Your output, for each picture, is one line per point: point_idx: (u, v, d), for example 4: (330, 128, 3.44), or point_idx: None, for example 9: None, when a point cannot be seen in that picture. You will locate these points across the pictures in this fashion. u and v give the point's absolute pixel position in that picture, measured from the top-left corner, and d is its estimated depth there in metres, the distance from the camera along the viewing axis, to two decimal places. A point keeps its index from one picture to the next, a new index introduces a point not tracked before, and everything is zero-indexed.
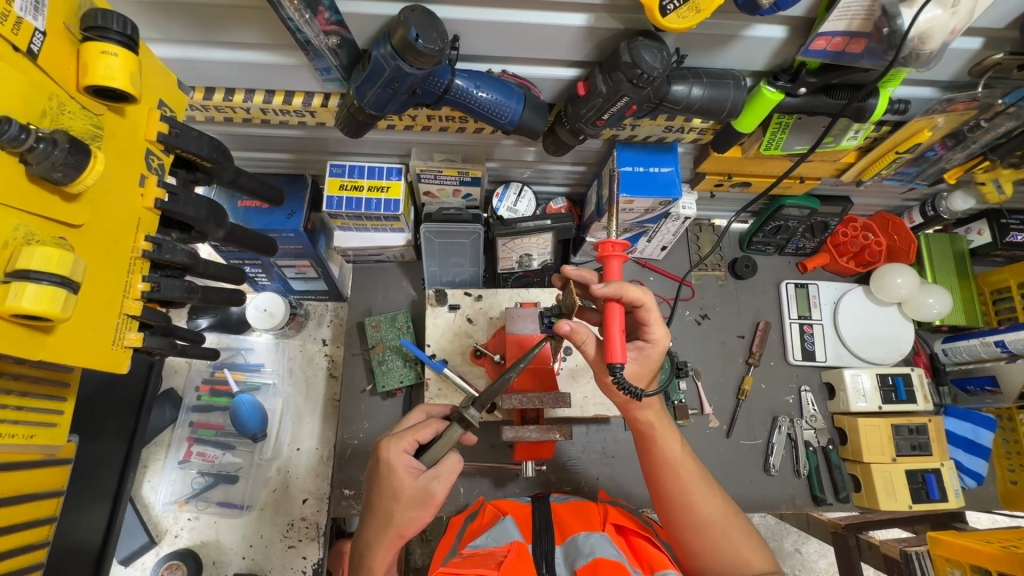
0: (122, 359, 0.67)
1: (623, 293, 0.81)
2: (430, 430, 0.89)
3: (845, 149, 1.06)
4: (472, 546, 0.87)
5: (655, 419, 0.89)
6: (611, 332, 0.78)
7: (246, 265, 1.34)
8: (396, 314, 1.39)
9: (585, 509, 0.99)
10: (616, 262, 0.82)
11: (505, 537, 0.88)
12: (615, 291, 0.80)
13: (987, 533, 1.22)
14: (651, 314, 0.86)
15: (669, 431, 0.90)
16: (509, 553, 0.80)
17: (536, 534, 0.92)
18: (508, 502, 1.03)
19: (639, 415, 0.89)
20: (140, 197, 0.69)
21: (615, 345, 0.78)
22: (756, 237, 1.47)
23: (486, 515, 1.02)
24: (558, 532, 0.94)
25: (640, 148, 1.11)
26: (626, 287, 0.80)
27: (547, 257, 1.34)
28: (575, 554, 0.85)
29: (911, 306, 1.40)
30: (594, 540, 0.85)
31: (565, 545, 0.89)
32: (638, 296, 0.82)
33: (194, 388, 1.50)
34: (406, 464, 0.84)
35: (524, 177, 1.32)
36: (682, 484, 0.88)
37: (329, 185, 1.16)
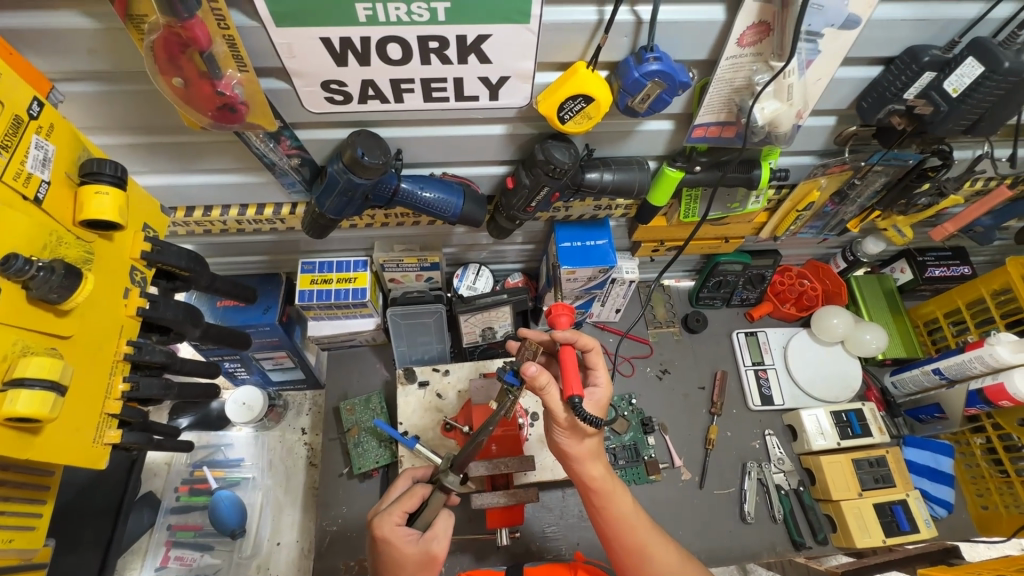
0: (99, 455, 0.73)
1: (576, 339, 0.95)
2: (416, 498, 0.89)
3: (753, 212, 1.21)
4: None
5: (607, 474, 0.94)
6: (569, 368, 0.87)
7: (226, 360, 1.42)
8: (370, 395, 1.45)
9: (555, 567, 1.02)
10: (566, 318, 0.93)
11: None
12: (571, 336, 0.94)
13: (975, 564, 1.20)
14: (597, 357, 0.99)
15: (619, 490, 0.94)
16: None
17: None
18: (484, 573, 1.04)
19: (590, 472, 0.93)
20: (123, 307, 0.79)
21: (572, 380, 0.86)
22: (702, 293, 1.60)
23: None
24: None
25: (576, 225, 1.26)
26: (579, 335, 0.96)
27: (509, 328, 1.43)
28: None
29: (852, 343, 1.51)
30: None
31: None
32: (587, 341, 0.97)
33: (174, 489, 1.51)
34: (405, 534, 0.84)
35: (481, 258, 1.46)
36: (639, 538, 0.91)
37: (301, 280, 1.27)
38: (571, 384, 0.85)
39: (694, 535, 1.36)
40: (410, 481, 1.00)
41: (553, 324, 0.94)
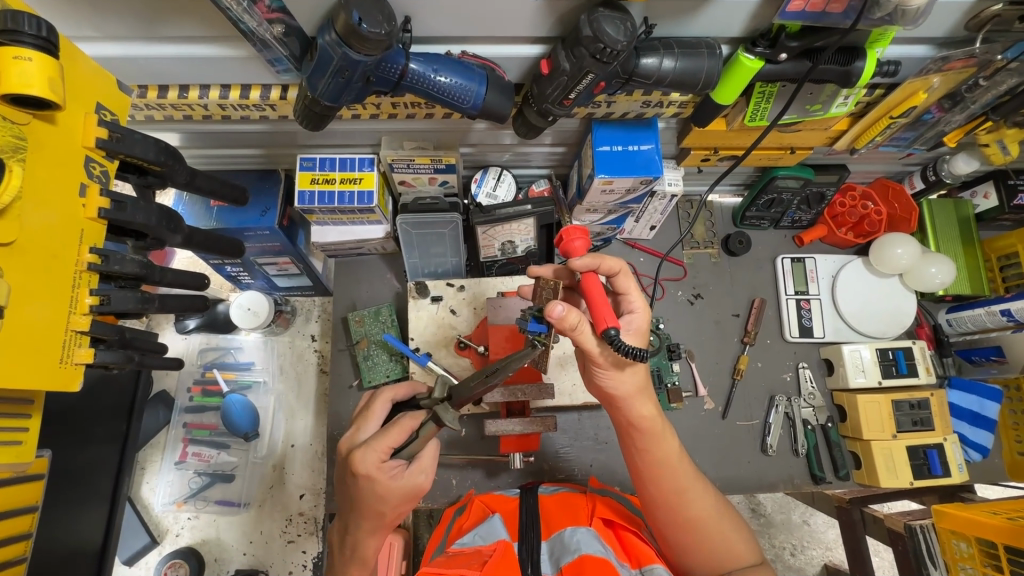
0: (73, 376, 0.67)
1: (600, 263, 0.82)
2: (401, 432, 0.81)
3: (835, 116, 1.00)
4: (459, 545, 0.85)
5: (657, 414, 0.85)
6: (598, 300, 0.76)
7: (227, 264, 1.32)
8: (379, 307, 1.36)
9: (573, 501, 0.96)
10: (581, 241, 0.82)
11: (491, 536, 0.85)
12: (593, 262, 0.81)
13: (992, 506, 1.26)
14: (626, 281, 0.86)
15: (666, 432, 0.87)
16: (494, 553, 0.78)
17: (522, 529, 0.88)
18: (496, 497, 1.01)
19: (638, 411, 0.84)
20: (81, 207, 0.67)
21: (604, 312, 0.75)
22: (749, 212, 1.42)
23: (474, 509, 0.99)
24: (545, 526, 0.90)
25: (618, 126, 1.06)
26: (601, 259, 0.82)
27: (531, 243, 1.29)
28: (561, 551, 0.81)
29: (913, 276, 1.35)
30: (581, 536, 0.82)
31: (551, 540, 0.86)
32: (612, 265, 0.84)
33: (186, 389, 1.50)
34: (390, 471, 0.79)
35: (503, 161, 1.28)
36: (678, 482, 0.85)
37: (300, 179, 1.13)
38: (602, 314, 0.74)
39: (711, 465, 1.33)
40: (389, 402, 0.92)
41: (567, 253, 0.82)
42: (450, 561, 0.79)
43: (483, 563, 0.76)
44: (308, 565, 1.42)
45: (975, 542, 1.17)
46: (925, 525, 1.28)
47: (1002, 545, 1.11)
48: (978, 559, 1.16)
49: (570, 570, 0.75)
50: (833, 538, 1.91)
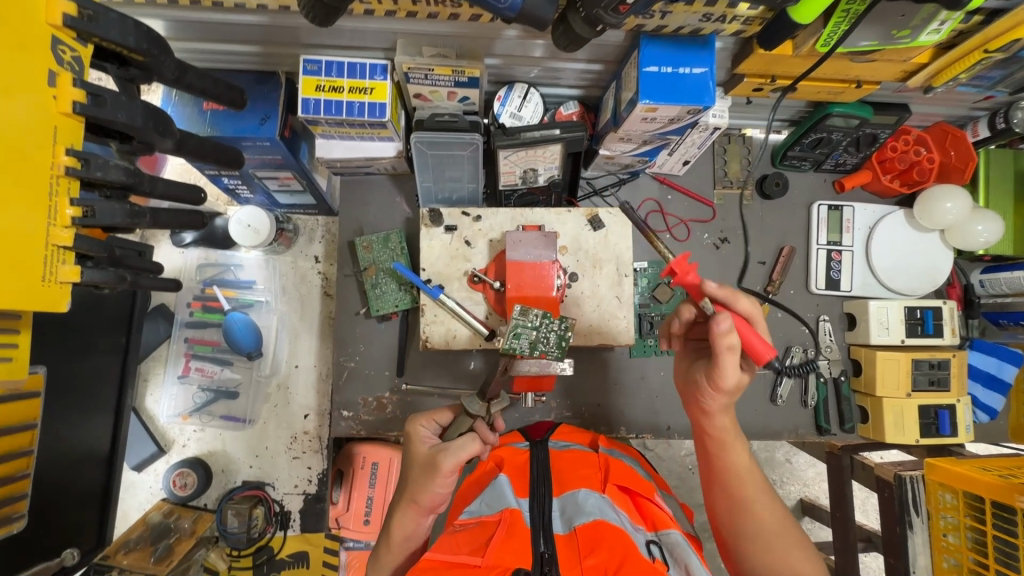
0: (60, 296, 0.61)
1: (734, 301, 0.83)
2: (449, 414, 0.98)
3: (920, 47, 0.88)
4: (466, 515, 0.83)
5: (733, 430, 0.90)
6: (749, 334, 0.79)
7: (224, 175, 1.24)
8: (388, 233, 1.28)
9: (585, 462, 0.93)
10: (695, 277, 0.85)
11: (498, 503, 0.82)
12: (726, 295, 0.83)
13: (985, 461, 1.26)
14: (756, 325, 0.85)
15: (738, 444, 0.90)
16: (501, 526, 0.75)
17: (531, 485, 0.85)
18: (507, 452, 0.99)
19: (715, 423, 0.90)
20: (53, 101, 0.58)
21: (757, 344, 0.78)
22: (792, 151, 1.30)
23: (484, 467, 0.99)
24: (556, 484, 0.89)
25: (670, 43, 0.92)
26: (738, 297, 0.83)
27: (555, 173, 1.19)
28: (574, 511, 0.79)
29: (956, 232, 1.26)
30: (595, 502, 0.80)
31: (563, 498, 0.84)
32: (749, 308, 0.84)
33: (186, 304, 1.45)
34: (423, 437, 0.93)
35: (531, 78, 1.14)
36: (745, 493, 0.86)
37: (304, 85, 1.01)
38: (760, 347, 0.78)
39: None
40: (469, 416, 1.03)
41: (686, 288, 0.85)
42: (457, 540, 0.76)
43: (488, 542, 0.73)
44: (313, 480, 1.47)
45: (962, 494, 1.20)
46: (914, 475, 1.30)
47: (989, 499, 1.12)
48: (961, 510, 1.20)
49: (586, 533, 0.74)
50: (812, 476, 1.99)
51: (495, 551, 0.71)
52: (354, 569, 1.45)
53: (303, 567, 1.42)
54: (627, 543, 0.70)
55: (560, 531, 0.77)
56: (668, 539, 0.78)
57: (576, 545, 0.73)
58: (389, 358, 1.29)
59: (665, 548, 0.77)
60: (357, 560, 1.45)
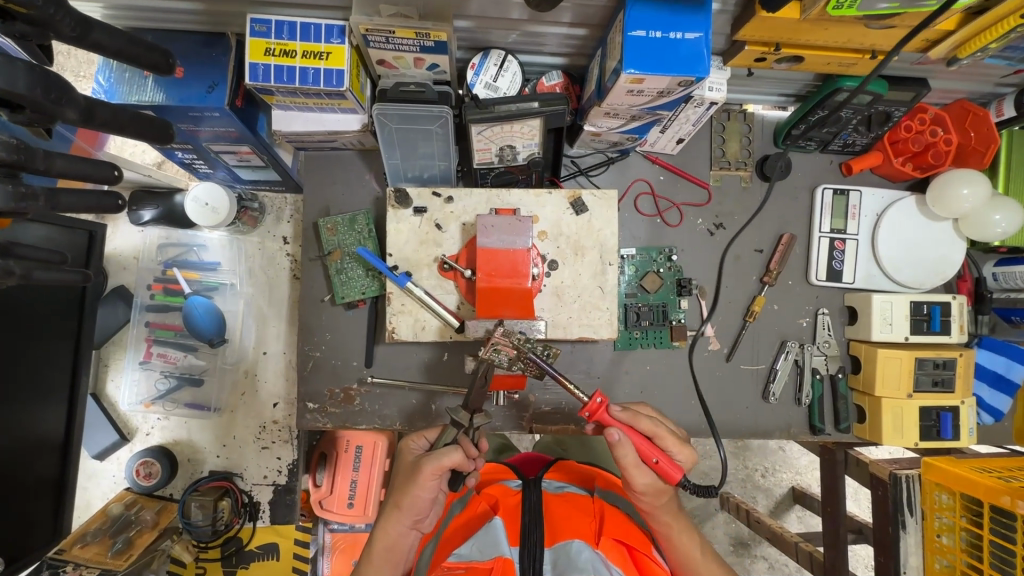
0: None
1: (635, 421, 0.87)
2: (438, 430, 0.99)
3: (948, 10, 0.78)
4: (454, 559, 0.75)
5: (681, 518, 0.92)
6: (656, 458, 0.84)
7: (176, 148, 1.14)
8: (356, 214, 1.18)
9: (579, 509, 0.85)
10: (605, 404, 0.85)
11: (490, 549, 0.74)
12: (627, 417, 0.86)
13: (984, 462, 1.19)
14: (664, 440, 0.89)
15: (689, 531, 0.92)
16: None
17: (523, 531, 0.78)
18: (498, 491, 0.91)
19: (659, 518, 0.90)
20: None
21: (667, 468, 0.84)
22: (796, 129, 1.18)
23: (474, 506, 0.90)
24: (548, 530, 0.80)
25: (661, 4, 0.81)
26: (638, 416, 0.87)
27: (535, 150, 1.08)
28: (567, 566, 0.71)
29: (971, 222, 1.16)
30: (591, 557, 0.72)
31: (555, 548, 0.76)
32: (649, 426, 0.88)
33: (146, 286, 1.37)
34: (412, 448, 0.95)
35: (508, 43, 1.03)
36: None
37: (251, 48, 0.91)
38: (669, 470, 0.84)
39: (705, 407, 1.25)
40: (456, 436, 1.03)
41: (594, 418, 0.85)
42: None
43: None
44: (283, 471, 1.41)
45: (959, 496, 1.13)
46: (909, 475, 1.22)
47: (987, 504, 1.06)
48: (957, 511, 1.14)
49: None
50: (805, 464, 1.93)
51: None
52: (339, 551, 1.44)
53: (273, 559, 1.40)
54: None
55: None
56: None
57: None
58: (357, 348, 1.21)
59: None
60: (343, 541, 1.44)
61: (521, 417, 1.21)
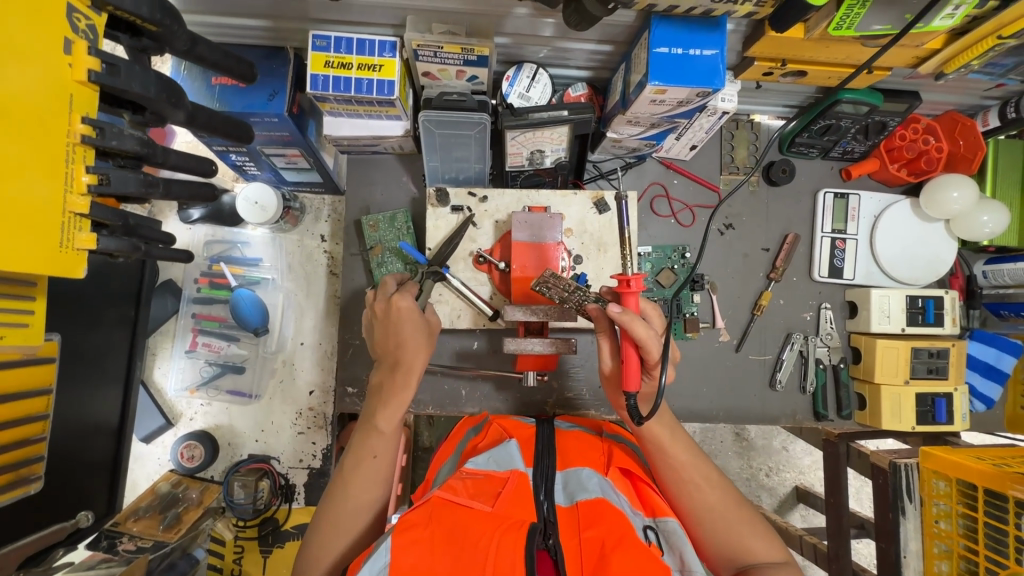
0: (77, 262, 0.63)
1: (630, 328, 0.85)
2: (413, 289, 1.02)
3: (933, 32, 0.88)
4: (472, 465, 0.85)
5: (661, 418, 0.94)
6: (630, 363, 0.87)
7: (231, 151, 1.24)
8: (395, 212, 1.28)
9: (589, 444, 0.96)
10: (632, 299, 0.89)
11: (506, 462, 0.84)
12: (623, 322, 0.85)
13: (980, 450, 1.26)
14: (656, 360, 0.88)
15: (671, 427, 0.94)
16: (509, 485, 0.78)
17: (537, 455, 0.88)
18: (513, 423, 1.01)
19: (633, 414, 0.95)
20: (69, 68, 0.59)
21: (630, 376, 0.88)
22: (800, 137, 1.29)
23: (489, 430, 1.01)
24: (560, 459, 0.90)
25: (682, 24, 0.92)
26: (643, 333, 0.84)
27: (562, 155, 1.19)
28: (576, 486, 0.80)
29: (961, 222, 1.26)
30: (599, 482, 0.81)
31: (566, 472, 0.85)
32: (644, 335, 0.85)
33: (194, 280, 1.47)
34: (407, 308, 0.96)
35: (540, 58, 1.13)
36: (682, 477, 0.91)
37: (312, 61, 1.01)
38: (628, 376, 0.88)
39: (716, 395, 1.34)
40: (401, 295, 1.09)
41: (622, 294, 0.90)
42: (465, 486, 0.79)
43: (498, 495, 0.77)
44: (318, 456, 1.50)
45: (956, 482, 1.19)
46: (908, 463, 1.27)
47: (982, 487, 1.12)
48: (953, 497, 1.20)
49: (587, 508, 0.75)
50: (808, 463, 2.01)
51: (500, 508, 0.74)
52: None
53: None
54: (625, 524, 0.71)
55: (561, 503, 0.79)
56: (665, 527, 0.80)
57: (576, 517, 0.74)
58: None
59: (661, 534, 0.79)
60: None
61: (545, 402, 1.30)
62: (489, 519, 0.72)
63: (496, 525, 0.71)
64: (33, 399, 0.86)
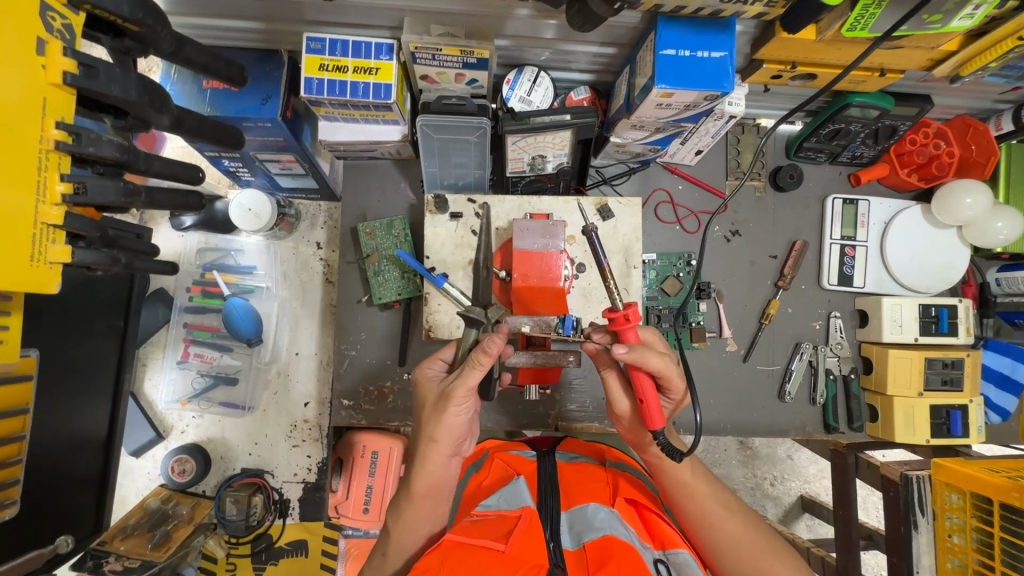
0: (50, 277, 0.59)
1: (645, 362, 0.81)
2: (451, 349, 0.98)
3: (951, 33, 0.85)
4: (483, 508, 0.84)
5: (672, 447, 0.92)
6: (648, 399, 0.82)
7: (224, 156, 1.21)
8: (392, 220, 1.25)
9: (592, 474, 0.94)
10: (631, 330, 0.84)
11: (516, 501, 0.82)
12: (635, 359, 0.80)
13: (993, 462, 1.22)
14: (675, 382, 0.86)
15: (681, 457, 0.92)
16: (520, 523, 0.76)
17: (541, 496, 0.87)
18: (514, 458, 1.01)
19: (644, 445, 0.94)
20: (42, 71, 0.55)
21: (653, 412, 0.82)
22: (808, 142, 1.25)
23: (492, 467, 0.99)
24: (564, 497, 0.88)
25: (689, 26, 0.88)
26: (653, 360, 0.81)
27: (565, 160, 1.15)
28: (583, 525, 0.79)
29: (974, 229, 1.22)
30: (606, 516, 0.79)
31: (572, 512, 0.83)
32: (658, 366, 0.82)
33: (185, 289, 1.43)
34: (429, 375, 0.95)
35: (541, 61, 1.10)
36: (701, 509, 0.90)
37: (307, 64, 0.98)
38: (651, 413, 0.82)
39: (723, 407, 1.30)
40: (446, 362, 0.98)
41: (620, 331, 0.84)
42: (474, 531, 0.77)
43: (507, 535, 0.74)
44: (313, 469, 1.45)
45: (970, 496, 1.14)
46: (920, 475, 1.23)
47: (997, 501, 1.07)
48: (967, 511, 1.14)
49: (594, 548, 0.73)
50: (814, 473, 1.97)
51: (512, 548, 0.71)
52: (352, 558, 1.47)
53: (302, 556, 1.44)
54: (637, 560, 0.69)
55: (568, 544, 0.77)
56: (677, 560, 0.78)
57: (584, 559, 0.72)
58: (391, 345, 1.26)
59: (671, 567, 0.77)
60: (355, 548, 1.47)
61: (547, 415, 1.26)
62: (504, 561, 0.69)
63: (510, 567, 0.69)
64: (9, 419, 0.82)
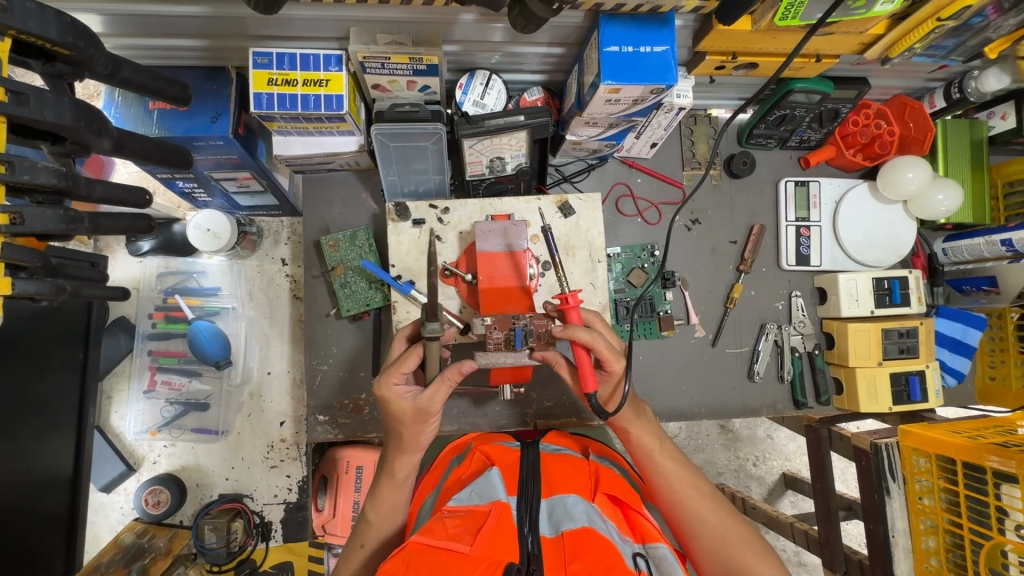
0: None
1: (575, 336, 0.90)
2: (412, 359, 0.90)
3: (876, 17, 0.89)
4: (454, 502, 0.82)
5: (640, 422, 0.97)
6: (581, 369, 0.90)
7: (177, 178, 1.18)
8: (356, 231, 1.24)
9: (578, 468, 0.94)
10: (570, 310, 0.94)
11: (487, 494, 0.82)
12: (564, 333, 0.90)
13: (954, 424, 1.27)
14: (607, 354, 0.93)
15: (651, 432, 0.97)
16: (492, 519, 0.75)
17: (521, 484, 0.87)
18: (497, 448, 0.99)
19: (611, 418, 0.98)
20: None
21: (587, 381, 0.89)
22: (757, 129, 1.29)
23: (473, 459, 0.97)
24: (545, 484, 0.89)
25: (630, 22, 0.91)
26: (583, 333, 0.90)
27: (523, 161, 1.16)
28: (561, 516, 0.80)
29: (917, 203, 1.28)
30: (585, 509, 0.80)
31: (551, 500, 0.84)
32: (589, 337, 0.91)
33: (148, 316, 1.39)
34: (400, 393, 0.90)
35: (492, 64, 1.12)
36: (669, 485, 0.94)
37: (254, 79, 0.97)
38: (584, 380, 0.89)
39: (696, 391, 1.33)
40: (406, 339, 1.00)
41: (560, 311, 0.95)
42: (446, 525, 0.76)
43: (478, 530, 0.74)
44: (293, 488, 1.43)
45: (935, 459, 1.18)
46: (889, 443, 1.26)
47: (959, 461, 1.11)
48: (934, 473, 1.18)
49: (572, 539, 0.74)
50: (793, 450, 2.02)
51: (479, 545, 0.71)
52: None
53: None
54: (614, 556, 0.70)
55: (545, 534, 0.78)
56: (655, 553, 0.80)
57: (560, 548, 0.74)
58: (362, 357, 1.26)
59: (651, 561, 0.79)
60: None
61: (526, 413, 1.27)
62: (467, 562, 0.68)
63: (474, 567, 0.68)
64: None
